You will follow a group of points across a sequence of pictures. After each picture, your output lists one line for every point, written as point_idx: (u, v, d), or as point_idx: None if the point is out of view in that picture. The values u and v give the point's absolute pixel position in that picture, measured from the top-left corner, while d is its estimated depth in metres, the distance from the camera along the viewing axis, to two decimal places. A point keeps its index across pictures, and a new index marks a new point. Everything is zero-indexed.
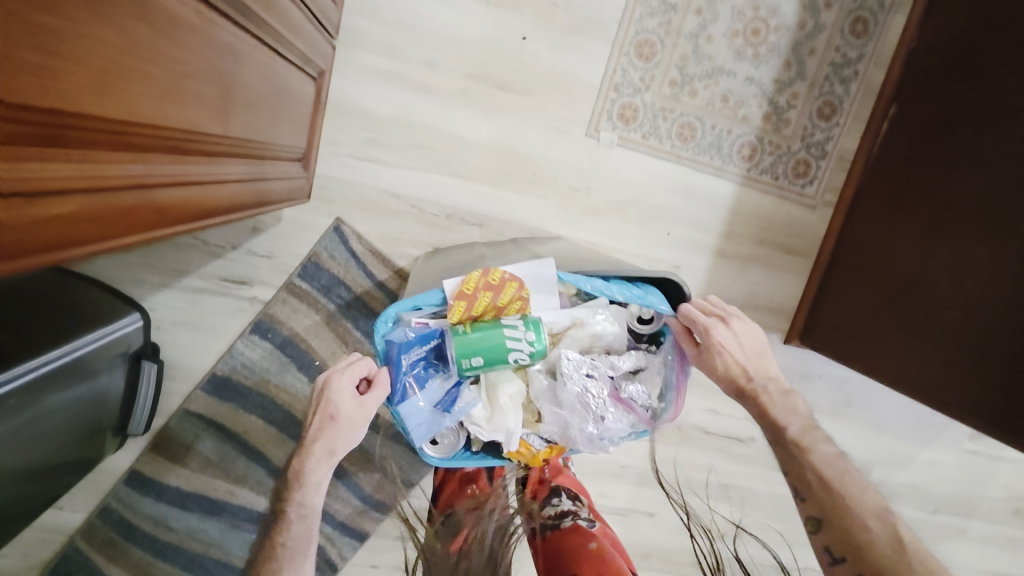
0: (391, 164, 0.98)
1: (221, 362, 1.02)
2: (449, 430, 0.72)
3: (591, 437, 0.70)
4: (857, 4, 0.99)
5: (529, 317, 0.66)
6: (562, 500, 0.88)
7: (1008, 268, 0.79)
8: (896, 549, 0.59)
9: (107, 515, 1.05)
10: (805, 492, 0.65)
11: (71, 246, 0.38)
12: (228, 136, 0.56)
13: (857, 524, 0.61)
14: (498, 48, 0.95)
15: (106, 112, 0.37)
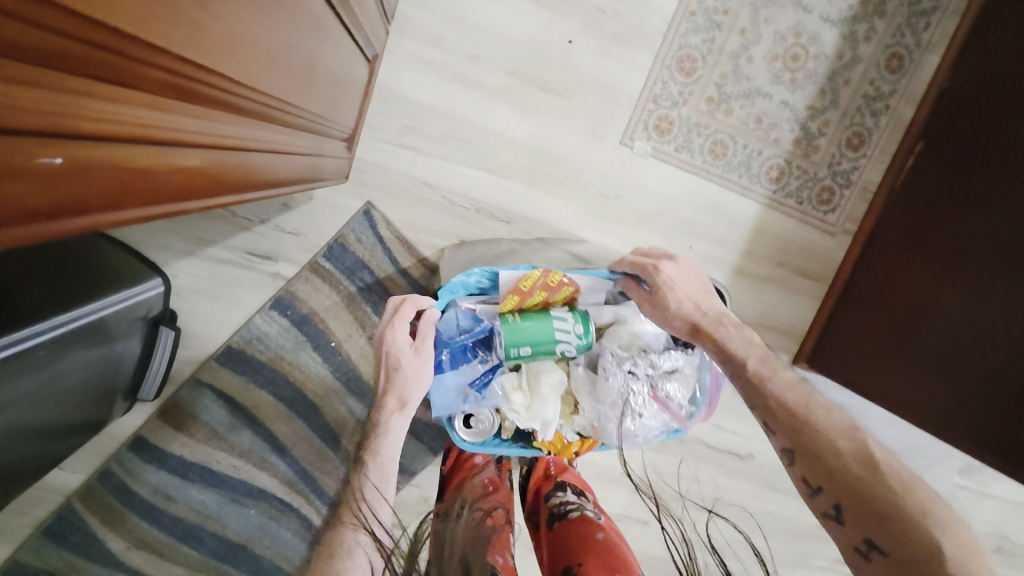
0: (426, 153, 0.98)
1: (237, 335, 1.01)
2: (486, 415, 0.76)
3: (627, 433, 0.73)
4: (894, 40, 1.01)
5: (577, 311, 0.73)
6: (567, 493, 0.86)
7: (1016, 306, 0.82)
8: (870, 466, 0.55)
9: (107, 478, 1.04)
10: (773, 425, 0.61)
11: (135, 195, 0.38)
12: (282, 106, 0.56)
13: (831, 447, 0.57)
14: (544, 49, 0.96)
15: (184, 66, 0.38)
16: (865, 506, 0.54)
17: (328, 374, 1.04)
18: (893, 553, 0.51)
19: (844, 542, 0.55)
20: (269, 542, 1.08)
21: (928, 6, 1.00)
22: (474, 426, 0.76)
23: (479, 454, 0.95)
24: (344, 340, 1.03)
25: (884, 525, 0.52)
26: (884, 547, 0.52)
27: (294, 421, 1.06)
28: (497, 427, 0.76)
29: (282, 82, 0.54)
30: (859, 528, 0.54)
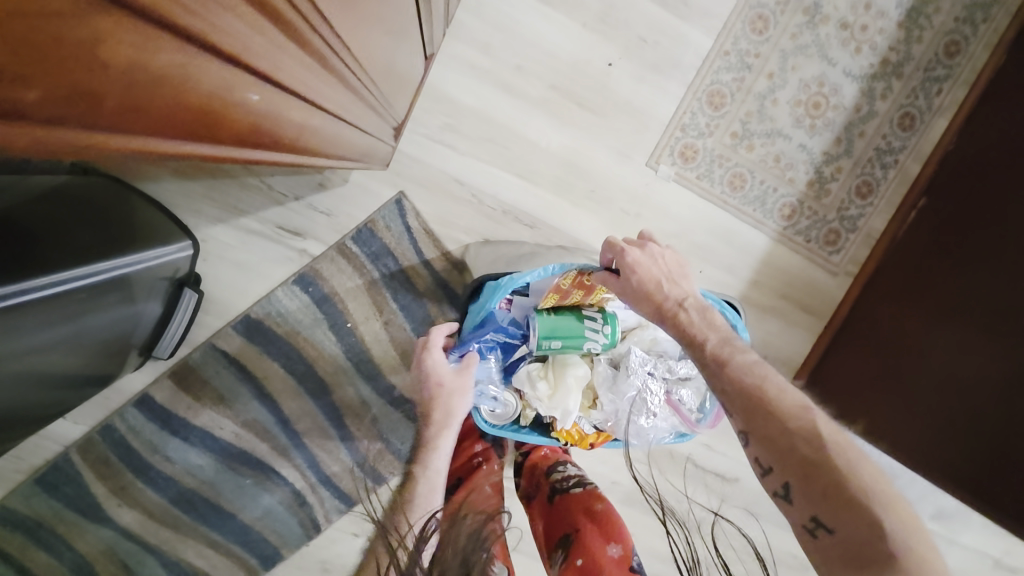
0: (462, 152, 1.03)
1: (257, 306, 1.04)
2: (510, 401, 0.80)
3: (640, 430, 0.78)
4: (909, 100, 1.08)
5: (608, 314, 0.77)
6: (567, 468, 0.90)
7: (1004, 364, 0.86)
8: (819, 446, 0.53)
9: (108, 433, 1.06)
10: (727, 402, 0.60)
11: (245, 126, 0.41)
12: (368, 85, 0.60)
13: (780, 421, 0.56)
14: (584, 68, 1.02)
15: (331, 30, 0.41)
16: (816, 486, 0.53)
17: (339, 354, 1.07)
18: (839, 533, 0.51)
19: (793, 521, 0.55)
20: (260, 513, 1.12)
21: (941, 73, 1.07)
22: (495, 411, 0.80)
23: (479, 442, 0.97)
24: (360, 322, 1.06)
25: (842, 512, 0.51)
26: (831, 527, 0.51)
27: (300, 396, 1.09)
28: (517, 413, 0.81)
29: (375, 65, 0.58)
30: (808, 507, 0.53)
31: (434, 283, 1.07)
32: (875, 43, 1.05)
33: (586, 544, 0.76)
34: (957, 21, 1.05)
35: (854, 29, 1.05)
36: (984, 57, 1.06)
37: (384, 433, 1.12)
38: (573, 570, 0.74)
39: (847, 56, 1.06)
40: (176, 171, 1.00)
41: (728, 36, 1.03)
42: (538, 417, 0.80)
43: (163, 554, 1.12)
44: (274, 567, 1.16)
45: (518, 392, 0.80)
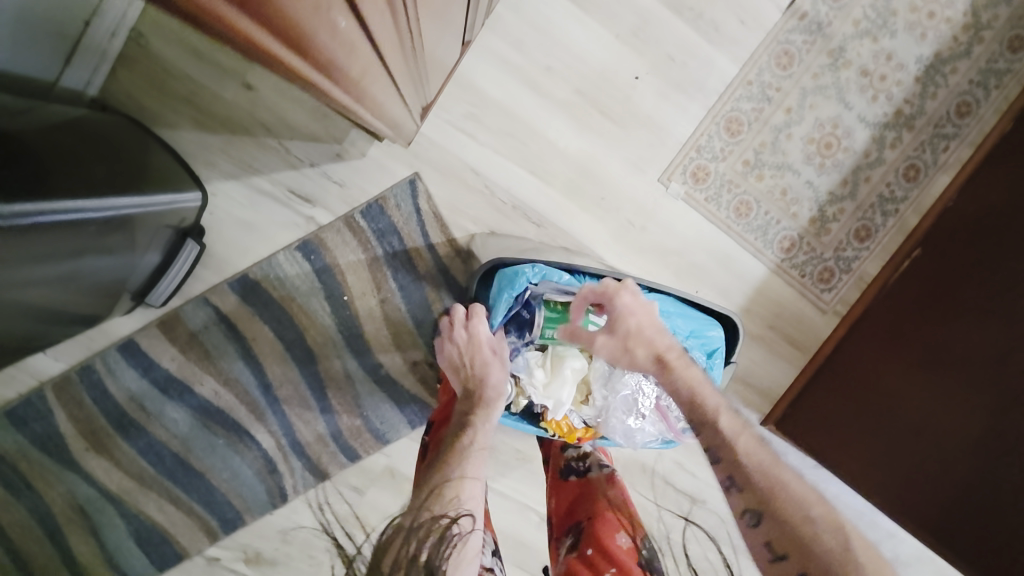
0: (481, 142, 1.04)
1: (257, 266, 1.04)
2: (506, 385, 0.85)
3: (627, 429, 0.85)
4: (916, 153, 1.12)
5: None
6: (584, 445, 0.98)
7: (983, 418, 0.89)
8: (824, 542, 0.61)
9: (87, 374, 1.05)
10: (741, 483, 0.66)
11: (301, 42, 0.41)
12: (416, 49, 0.60)
13: (793, 515, 0.63)
14: (611, 78, 1.03)
15: None
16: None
17: (332, 326, 1.07)
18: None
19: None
20: (228, 475, 1.12)
21: (950, 132, 1.11)
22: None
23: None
24: (357, 296, 1.06)
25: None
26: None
27: (287, 362, 1.08)
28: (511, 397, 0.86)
29: (425, 32, 0.59)
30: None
31: (436, 268, 1.07)
32: (891, 94, 1.09)
33: (596, 534, 0.85)
34: (971, 84, 1.09)
35: (873, 78, 1.08)
36: (992, 121, 1.10)
37: (365, 411, 1.11)
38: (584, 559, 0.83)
39: (864, 102, 1.09)
40: (195, 121, 1.00)
41: (753, 66, 1.06)
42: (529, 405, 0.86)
43: (123, 504, 1.10)
44: (234, 531, 1.14)
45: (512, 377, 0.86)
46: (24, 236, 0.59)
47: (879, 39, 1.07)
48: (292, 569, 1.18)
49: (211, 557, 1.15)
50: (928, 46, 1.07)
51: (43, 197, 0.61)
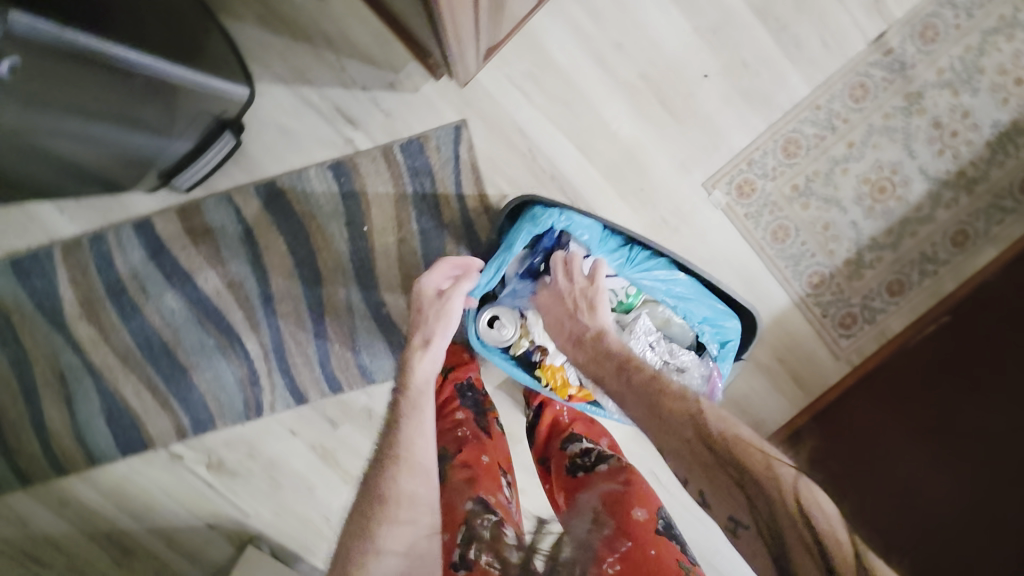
0: (535, 104, 1.02)
1: (287, 176, 1.03)
2: (510, 325, 0.90)
3: None
4: (969, 219, 1.08)
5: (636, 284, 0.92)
6: (583, 443, 0.94)
7: (975, 489, 0.90)
8: (713, 442, 0.60)
9: (97, 243, 1.05)
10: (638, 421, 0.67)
11: None
12: None
13: (678, 429, 0.62)
14: (680, 69, 1.01)
15: None
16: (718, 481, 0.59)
17: (345, 253, 1.06)
18: (753, 529, 0.56)
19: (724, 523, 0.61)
20: (210, 377, 1.11)
21: (1008, 205, 1.07)
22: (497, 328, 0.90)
23: (461, 408, 0.97)
24: (377, 229, 1.05)
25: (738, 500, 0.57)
26: (747, 525, 0.57)
27: (292, 278, 1.08)
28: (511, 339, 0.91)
29: None
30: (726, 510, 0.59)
31: (461, 220, 1.05)
32: (959, 152, 1.05)
33: (610, 514, 0.74)
34: None
35: (945, 132, 1.04)
36: None
37: (358, 346, 1.10)
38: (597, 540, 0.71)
39: (928, 154, 1.05)
40: (260, 18, 0.99)
41: (825, 92, 1.03)
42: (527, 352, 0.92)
43: (102, 380, 1.10)
44: (203, 433, 1.14)
45: (522, 317, 0.92)
46: (74, 59, 0.59)
47: (961, 93, 1.03)
48: (251, 484, 1.17)
49: (175, 453, 1.15)
50: (1008, 111, 1.03)
51: (102, 32, 0.62)
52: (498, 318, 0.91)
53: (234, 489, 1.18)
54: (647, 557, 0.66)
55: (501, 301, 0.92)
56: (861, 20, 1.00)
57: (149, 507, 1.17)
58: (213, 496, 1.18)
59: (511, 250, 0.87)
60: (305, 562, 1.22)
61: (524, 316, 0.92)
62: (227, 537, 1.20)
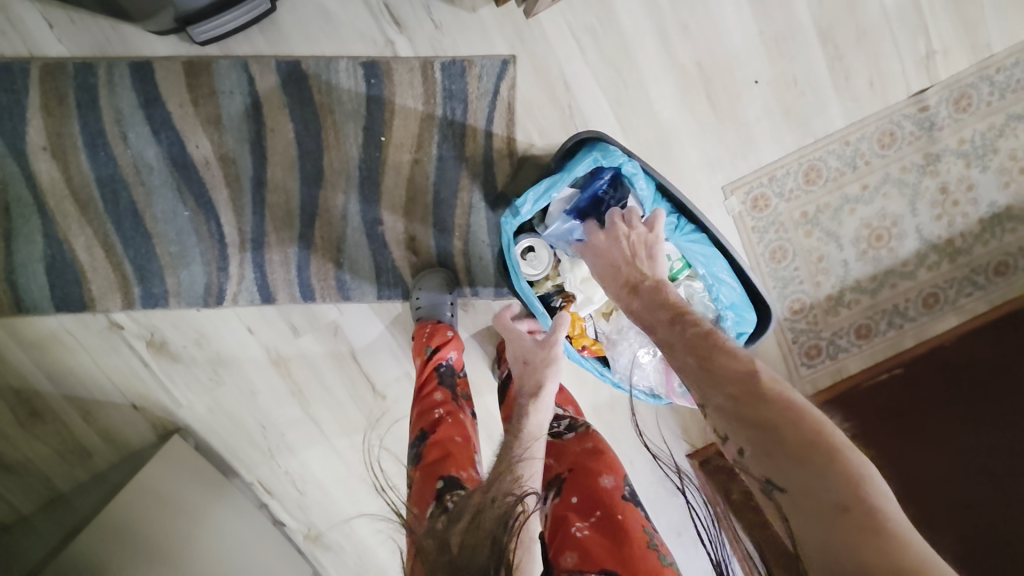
0: (587, 61, 0.99)
1: (314, 60, 0.97)
2: (542, 259, 0.91)
3: (633, 356, 0.90)
4: (943, 284, 1.13)
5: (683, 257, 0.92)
6: (551, 407, 0.94)
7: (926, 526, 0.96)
8: (760, 395, 0.54)
9: (85, 73, 0.96)
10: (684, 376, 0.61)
11: None
12: None
13: (727, 377, 0.57)
14: (733, 68, 1.01)
15: None
16: (761, 437, 0.52)
17: (354, 159, 1.01)
18: (793, 491, 0.49)
19: (754, 487, 0.54)
20: (175, 251, 1.03)
21: (980, 282, 1.13)
22: (529, 259, 0.91)
23: (440, 390, 0.94)
24: (394, 142, 1.00)
25: (780, 458, 0.50)
26: (785, 486, 0.49)
27: (291, 169, 1.01)
28: (539, 274, 0.92)
29: None
30: (762, 466, 0.52)
31: (482, 157, 1.02)
32: (954, 221, 1.10)
33: (580, 481, 0.78)
34: (1017, 249, 1.12)
35: (948, 199, 1.09)
36: (1017, 291, 1.12)
37: (342, 258, 1.05)
38: (567, 506, 0.77)
39: (928, 216, 1.10)
40: None
41: (857, 130, 1.05)
42: (552, 292, 0.92)
43: (51, 225, 1.00)
44: (151, 309, 1.06)
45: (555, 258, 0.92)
46: None
47: (973, 166, 1.08)
48: (189, 373, 1.10)
49: (115, 323, 1.06)
50: (1006, 195, 1.09)
51: None
52: (531, 249, 0.92)
53: (171, 375, 1.10)
54: (614, 525, 0.72)
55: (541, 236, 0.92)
56: (908, 71, 1.04)
57: (71, 373, 1.08)
58: (146, 376, 1.10)
59: (571, 173, 0.85)
60: (228, 464, 1.17)
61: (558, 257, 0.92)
62: (150, 423, 1.13)
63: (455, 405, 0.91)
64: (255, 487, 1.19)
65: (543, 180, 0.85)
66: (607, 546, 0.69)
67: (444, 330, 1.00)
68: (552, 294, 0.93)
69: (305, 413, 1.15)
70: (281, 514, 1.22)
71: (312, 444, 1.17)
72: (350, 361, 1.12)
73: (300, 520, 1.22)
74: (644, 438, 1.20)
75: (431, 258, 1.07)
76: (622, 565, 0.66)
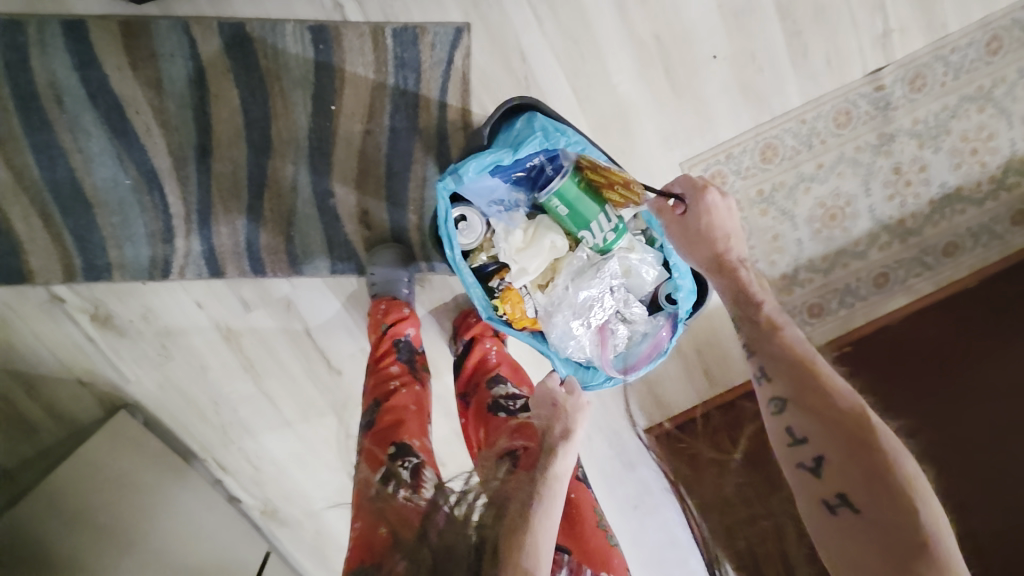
0: (542, 31, 0.97)
1: (259, 23, 0.93)
2: (476, 230, 0.87)
3: (568, 329, 0.88)
4: (894, 264, 1.14)
5: (621, 225, 0.85)
6: (506, 386, 0.94)
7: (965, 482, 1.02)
8: (868, 439, 0.58)
9: (14, 31, 0.91)
10: (773, 371, 0.66)
11: None
12: None
13: (830, 410, 0.61)
14: (691, 43, 1.00)
15: None
16: (850, 464, 0.58)
17: (303, 128, 0.98)
18: (864, 513, 0.56)
19: (813, 496, 0.60)
20: (117, 222, 1.00)
21: (928, 263, 1.13)
22: (461, 228, 0.86)
23: (397, 363, 0.93)
24: (344, 112, 0.98)
25: (858, 480, 0.57)
26: (857, 504, 0.57)
27: (238, 138, 0.98)
28: (473, 245, 0.87)
29: None
30: (836, 483, 0.59)
31: (436, 129, 0.99)
32: (906, 202, 1.11)
33: None
34: (968, 230, 1.13)
35: (900, 179, 1.10)
36: (965, 272, 1.13)
37: (293, 231, 1.03)
38: None
39: (881, 196, 1.11)
40: None
41: (813, 108, 1.06)
42: (488, 263, 0.88)
43: None
44: (94, 282, 1.02)
45: (488, 228, 0.88)
46: None
47: (925, 147, 1.09)
48: (137, 348, 1.08)
49: (56, 296, 1.03)
50: (957, 176, 1.10)
51: None
52: (464, 218, 0.86)
53: (117, 350, 1.07)
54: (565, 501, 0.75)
55: (473, 203, 0.88)
56: (864, 49, 1.04)
57: (11, 347, 1.05)
58: (91, 351, 1.07)
59: (516, 151, 0.82)
60: (180, 440, 1.15)
61: (492, 227, 0.88)
62: (98, 399, 1.10)
63: (412, 379, 0.91)
64: (209, 464, 1.18)
65: (487, 152, 0.81)
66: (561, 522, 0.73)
67: (400, 306, 0.99)
68: (488, 265, 0.88)
69: (258, 389, 1.13)
70: (236, 490, 1.21)
71: (266, 420, 1.16)
72: (304, 337, 1.10)
73: (256, 496, 1.22)
74: (601, 415, 1.21)
75: (385, 233, 1.05)
76: (574, 541, 0.70)
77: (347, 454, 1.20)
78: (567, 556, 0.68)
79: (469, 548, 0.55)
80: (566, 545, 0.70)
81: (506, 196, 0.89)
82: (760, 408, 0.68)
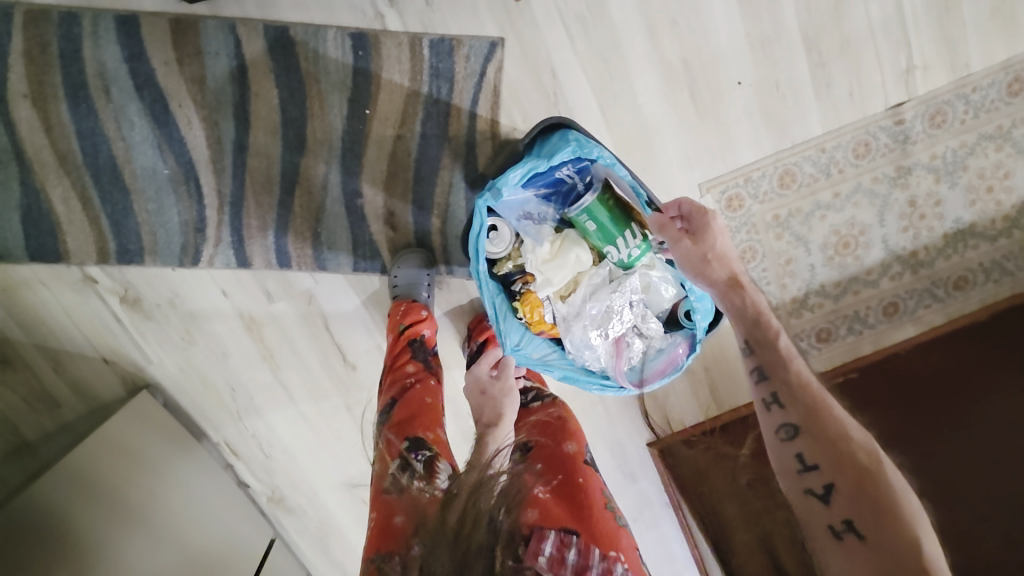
0: (573, 50, 1.00)
1: (303, 28, 0.97)
2: (507, 239, 0.90)
3: (585, 339, 0.92)
4: (904, 295, 1.16)
5: (646, 242, 0.87)
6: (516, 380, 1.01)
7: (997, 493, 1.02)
8: (874, 471, 0.61)
9: (69, 22, 0.95)
10: (786, 400, 0.68)
11: None
12: None
13: (842, 442, 0.63)
14: (717, 69, 1.03)
15: None
16: (858, 494, 0.60)
17: (337, 130, 1.01)
18: (870, 540, 0.58)
19: (819, 522, 0.62)
20: (152, 209, 1.03)
21: (939, 295, 1.16)
22: (492, 237, 0.89)
23: (413, 362, 0.96)
24: (378, 117, 1.01)
25: (864, 508, 0.60)
26: (862, 531, 0.59)
27: (274, 135, 1.01)
28: (503, 254, 0.90)
29: None
30: (844, 511, 0.61)
31: (465, 138, 1.03)
32: (920, 235, 1.13)
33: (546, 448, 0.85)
34: (979, 265, 1.15)
35: (916, 212, 1.12)
36: (975, 306, 1.15)
37: (320, 228, 1.06)
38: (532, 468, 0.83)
39: (896, 227, 1.13)
40: None
41: (833, 138, 1.08)
42: (515, 271, 0.91)
43: (29, 174, 1.00)
44: (126, 265, 1.06)
45: (517, 238, 0.90)
46: None
47: (942, 182, 1.11)
48: (162, 331, 1.11)
49: (89, 276, 1.07)
50: (972, 213, 1.12)
51: None
52: (495, 227, 0.90)
53: (143, 332, 1.11)
54: (574, 485, 0.79)
55: (505, 215, 0.91)
56: (887, 84, 1.06)
57: (41, 322, 1.09)
58: (117, 330, 1.11)
59: (549, 160, 0.86)
60: (197, 423, 1.19)
61: (521, 239, 0.90)
62: (121, 378, 1.14)
63: (428, 377, 0.94)
64: (222, 448, 1.21)
65: (522, 162, 0.86)
66: (570, 506, 0.75)
67: (419, 309, 1.02)
68: (514, 273, 0.92)
69: (275, 378, 1.16)
70: (246, 475, 1.24)
71: (281, 409, 1.19)
72: (323, 330, 1.13)
73: (265, 482, 1.25)
74: (607, 424, 1.23)
75: (409, 236, 1.08)
76: (582, 524, 0.72)
77: (356, 447, 1.23)
78: (575, 538, 0.68)
79: (460, 546, 0.56)
80: (574, 529, 0.70)
81: (536, 210, 0.92)
82: (768, 434, 0.70)
